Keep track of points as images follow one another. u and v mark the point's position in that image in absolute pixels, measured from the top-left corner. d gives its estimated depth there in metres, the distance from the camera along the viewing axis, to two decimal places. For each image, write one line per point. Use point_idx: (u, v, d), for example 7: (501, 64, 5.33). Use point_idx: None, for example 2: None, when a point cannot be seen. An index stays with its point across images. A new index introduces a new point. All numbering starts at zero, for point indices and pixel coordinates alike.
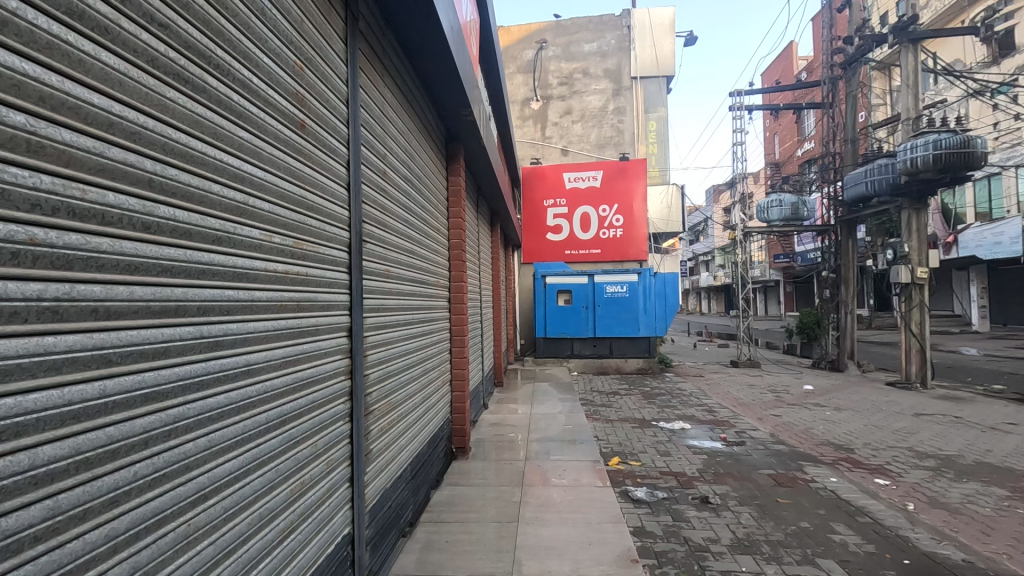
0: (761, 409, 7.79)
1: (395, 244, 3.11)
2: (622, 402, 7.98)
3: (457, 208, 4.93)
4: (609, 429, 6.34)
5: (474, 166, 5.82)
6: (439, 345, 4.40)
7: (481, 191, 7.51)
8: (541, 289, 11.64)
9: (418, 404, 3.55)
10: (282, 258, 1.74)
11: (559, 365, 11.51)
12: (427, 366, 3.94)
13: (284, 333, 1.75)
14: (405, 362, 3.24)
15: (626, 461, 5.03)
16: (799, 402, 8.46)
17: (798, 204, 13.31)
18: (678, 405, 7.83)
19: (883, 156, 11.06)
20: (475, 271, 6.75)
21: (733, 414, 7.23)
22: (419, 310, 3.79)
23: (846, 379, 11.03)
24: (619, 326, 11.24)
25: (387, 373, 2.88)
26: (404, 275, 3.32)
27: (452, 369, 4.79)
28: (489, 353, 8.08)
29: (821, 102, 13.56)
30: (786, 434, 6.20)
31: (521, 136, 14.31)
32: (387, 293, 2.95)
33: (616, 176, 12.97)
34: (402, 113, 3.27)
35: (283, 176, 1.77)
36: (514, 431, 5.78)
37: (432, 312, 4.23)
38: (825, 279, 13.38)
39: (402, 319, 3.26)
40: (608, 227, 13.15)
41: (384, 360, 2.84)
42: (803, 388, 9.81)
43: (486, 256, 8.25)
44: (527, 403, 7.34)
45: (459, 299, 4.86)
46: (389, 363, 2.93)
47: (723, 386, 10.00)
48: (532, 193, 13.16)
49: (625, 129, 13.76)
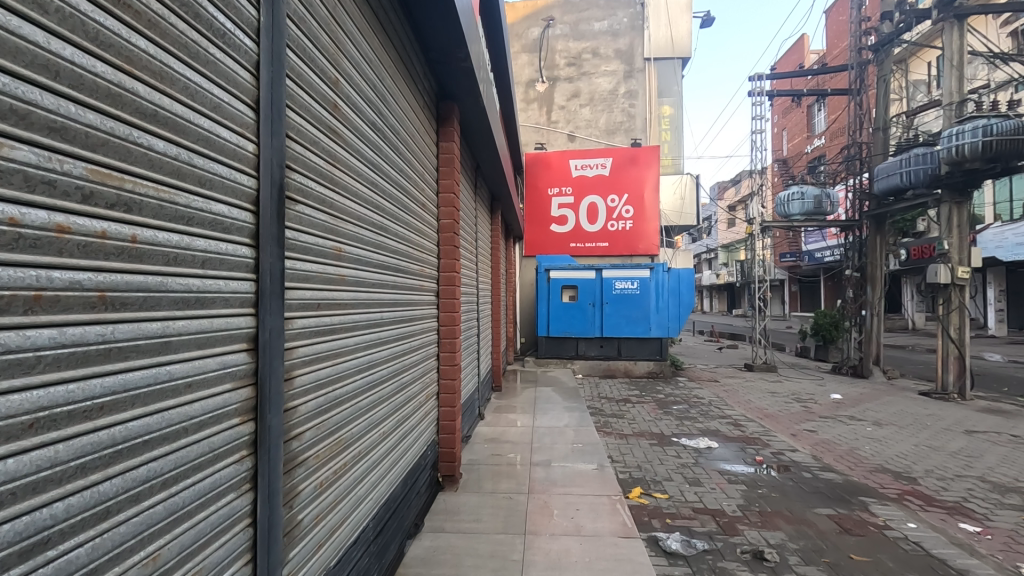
0: (792, 422, 6.90)
1: (352, 214, 2.18)
2: (635, 413, 7.09)
3: (449, 180, 4.01)
4: (624, 448, 5.45)
5: (469, 133, 4.87)
6: (423, 351, 3.50)
7: (480, 170, 6.60)
8: (544, 285, 10.76)
9: (391, 435, 2.67)
10: (55, 201, 0.85)
11: (563, 366, 10.64)
12: (407, 378, 3.06)
13: (60, 358, 0.85)
14: (367, 380, 2.33)
15: (650, 493, 4.16)
16: (831, 414, 7.57)
17: (822, 196, 12.35)
18: (698, 417, 6.95)
19: (920, 144, 10.17)
20: (470, 259, 5.85)
21: (763, 429, 6.35)
22: (397, 309, 2.88)
23: (875, 388, 10.13)
24: (628, 325, 10.36)
25: (334, 400, 1.97)
26: (370, 260, 2.41)
27: (441, 379, 3.90)
28: (487, 355, 7.19)
29: (848, 89, 12.65)
30: (831, 457, 5.30)
31: (525, 121, 13.39)
32: (339, 284, 2.04)
33: (626, 164, 12.09)
34: (368, 30, 2.34)
35: (66, 34, 0.87)
36: (514, 450, 4.89)
37: (416, 309, 3.33)
38: (849, 278, 12.42)
39: (365, 320, 2.35)
40: (617, 218, 12.25)
41: (329, 385, 1.94)
42: (831, 398, 8.92)
43: (484, 244, 7.37)
44: (529, 413, 6.46)
45: (449, 292, 3.95)
46: (339, 385, 2.02)
47: (741, 393, 9.11)
48: (535, 181, 12.37)
49: (636, 114, 12.82)
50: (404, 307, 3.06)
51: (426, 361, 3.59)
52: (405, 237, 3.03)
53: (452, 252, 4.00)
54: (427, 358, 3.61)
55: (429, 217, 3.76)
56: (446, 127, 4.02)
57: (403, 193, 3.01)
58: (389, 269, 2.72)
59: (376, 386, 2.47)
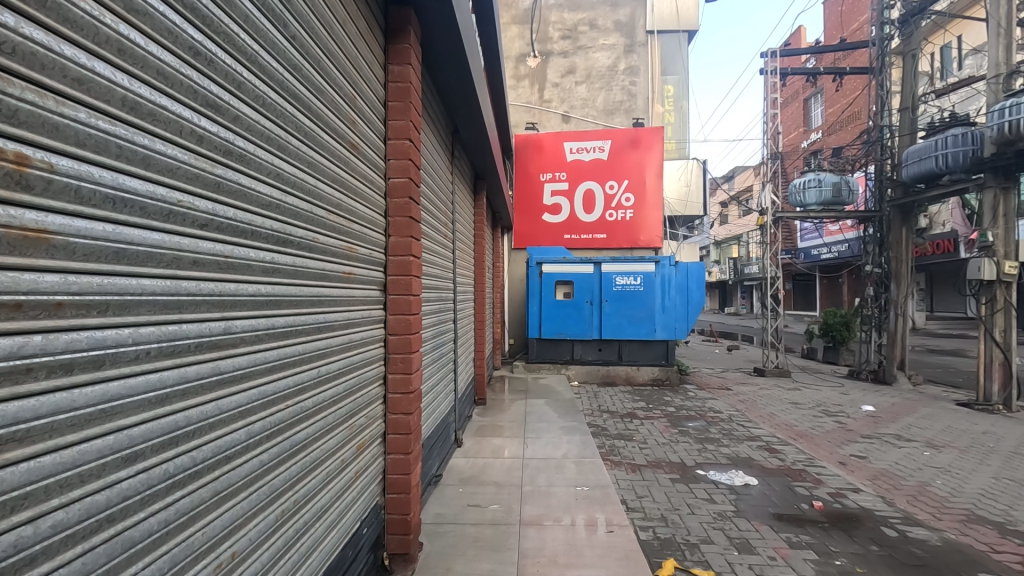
0: (834, 447, 5.72)
1: (96, 100, 0.95)
2: (645, 434, 5.87)
3: (402, 121, 2.73)
4: (640, 487, 4.23)
5: (436, 60, 3.54)
6: (355, 373, 2.25)
7: (458, 135, 5.34)
8: (535, 279, 9.56)
9: (253, 549, 1.43)
10: None
11: (556, 372, 9.41)
12: (313, 425, 1.81)
13: None
14: (159, 468, 1.10)
15: (688, 569, 2.93)
16: (874, 433, 6.41)
17: (841, 183, 11.16)
18: (722, 438, 5.78)
19: (957, 124, 9.18)
20: (442, 246, 4.59)
21: (804, 455, 5.20)
22: (285, 310, 1.62)
23: (907, 398, 9.04)
24: (630, 326, 9.17)
25: None
26: (182, 215, 1.16)
27: (389, 414, 2.65)
28: (467, 365, 5.97)
29: (869, 68, 11.54)
30: (905, 500, 4.12)
31: (515, 99, 12.14)
32: (26, 257, 0.83)
33: (626, 147, 10.97)
34: None
35: None
36: (497, 499, 3.65)
37: (341, 309, 2.09)
38: (869, 275, 11.31)
39: (169, 340, 1.12)
40: (616, 207, 11.08)
41: None
42: (864, 410, 7.78)
43: (466, 231, 6.16)
44: (518, 437, 5.23)
45: (401, 287, 2.68)
46: (11, 521, 0.82)
47: (761, 404, 7.96)
48: (526, 165, 11.22)
49: (638, 93, 11.61)
50: (311, 307, 1.81)
51: (361, 388, 2.34)
52: (311, 190, 1.80)
53: (408, 226, 2.70)
54: (363, 384, 2.36)
55: (371, 172, 2.51)
56: (398, 42, 2.72)
57: (305, 116, 1.77)
58: (258, 238, 1.47)
59: (205, 470, 1.25)
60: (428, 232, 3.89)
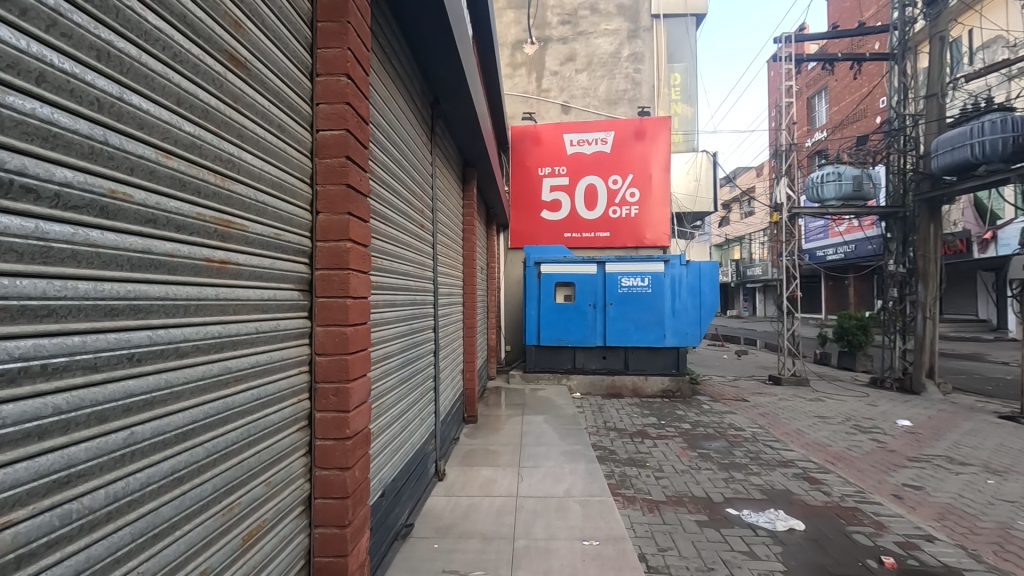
0: (880, 474, 4.90)
1: None
2: (660, 460, 5.07)
3: (337, 48, 1.88)
4: (661, 536, 3.42)
5: None
6: (238, 424, 1.41)
7: (440, 109, 4.49)
8: (534, 281, 8.76)
9: None
10: None
11: (557, 382, 8.59)
12: (110, 538, 0.99)
13: None
14: None
15: None
16: (920, 455, 5.60)
17: (862, 176, 10.40)
18: (751, 464, 4.97)
19: (992, 110, 8.43)
20: (416, 237, 3.75)
21: (851, 486, 4.40)
22: (5, 327, 0.81)
23: (943, 410, 8.24)
24: (637, 332, 8.37)
25: None
26: None
27: (316, 471, 1.83)
28: (453, 379, 5.17)
29: (890, 53, 10.78)
30: (992, 553, 3.31)
31: (511, 89, 11.36)
32: None
33: (630, 139, 10.21)
34: None
35: None
36: (481, 563, 2.83)
37: (204, 322, 1.27)
38: (892, 275, 10.55)
39: None
40: (620, 204, 10.29)
41: None
42: (900, 426, 6.98)
43: (453, 224, 5.35)
44: (512, 468, 4.42)
45: (334, 288, 1.85)
46: None
47: (784, 419, 7.17)
48: (523, 158, 10.45)
49: (642, 81, 10.81)
50: (109, 321, 0.99)
51: (256, 442, 1.50)
52: (108, 103, 0.99)
53: (345, 196, 1.87)
54: (260, 437, 1.52)
55: (282, 115, 1.66)
56: None
57: None
58: None
59: None
60: (395, 217, 3.04)
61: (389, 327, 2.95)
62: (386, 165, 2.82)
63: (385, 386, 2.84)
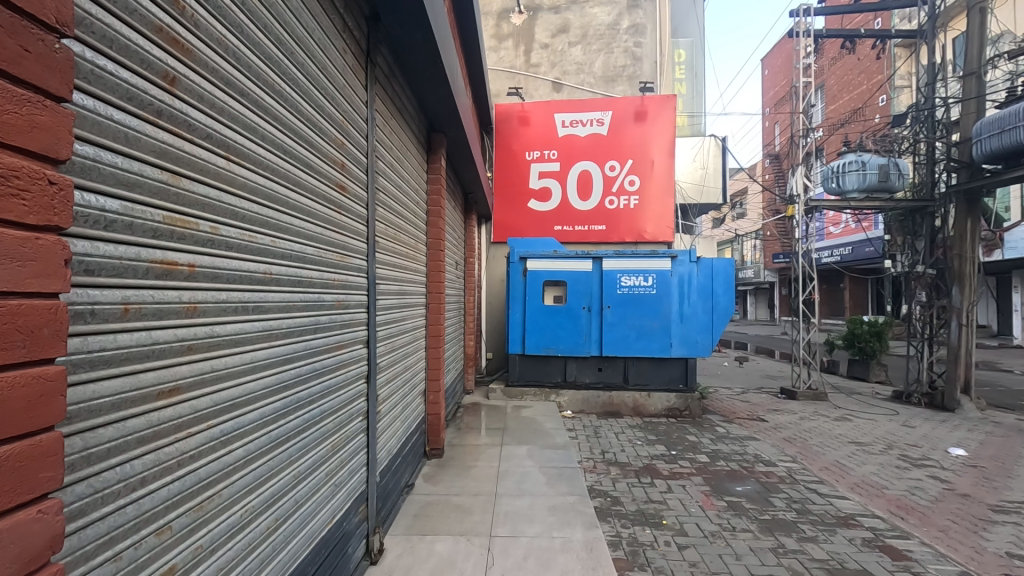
0: (972, 538, 3.69)
1: None
2: (679, 515, 3.83)
3: None
4: None
5: None
6: None
7: (383, 29, 3.15)
8: (518, 280, 7.51)
9: None
10: None
11: (544, 398, 7.34)
12: None
13: None
14: None
15: None
16: (1004, 502, 4.43)
17: (889, 165, 9.25)
18: (803, 522, 3.75)
19: None
20: (333, 205, 2.41)
21: (950, 565, 3.18)
22: None
23: (992, 433, 7.09)
24: (638, 340, 7.15)
25: None
26: None
27: None
28: (407, 406, 3.88)
29: (920, 29, 9.64)
30: None
31: (496, 63, 10.13)
32: None
33: (628, 121, 9.00)
34: None
35: None
36: None
37: None
38: (920, 277, 9.46)
39: None
40: (618, 193, 9.07)
41: None
42: (958, 458, 5.80)
43: (410, 196, 4.03)
44: (480, 539, 3.12)
45: None
46: None
47: (817, 447, 5.97)
48: (508, 141, 9.23)
49: (644, 55, 9.61)
50: None
51: None
52: None
53: None
54: None
55: None
56: None
57: None
58: None
59: None
60: (262, 153, 1.72)
61: (248, 348, 1.63)
62: (222, 42, 1.47)
63: (228, 459, 1.51)
